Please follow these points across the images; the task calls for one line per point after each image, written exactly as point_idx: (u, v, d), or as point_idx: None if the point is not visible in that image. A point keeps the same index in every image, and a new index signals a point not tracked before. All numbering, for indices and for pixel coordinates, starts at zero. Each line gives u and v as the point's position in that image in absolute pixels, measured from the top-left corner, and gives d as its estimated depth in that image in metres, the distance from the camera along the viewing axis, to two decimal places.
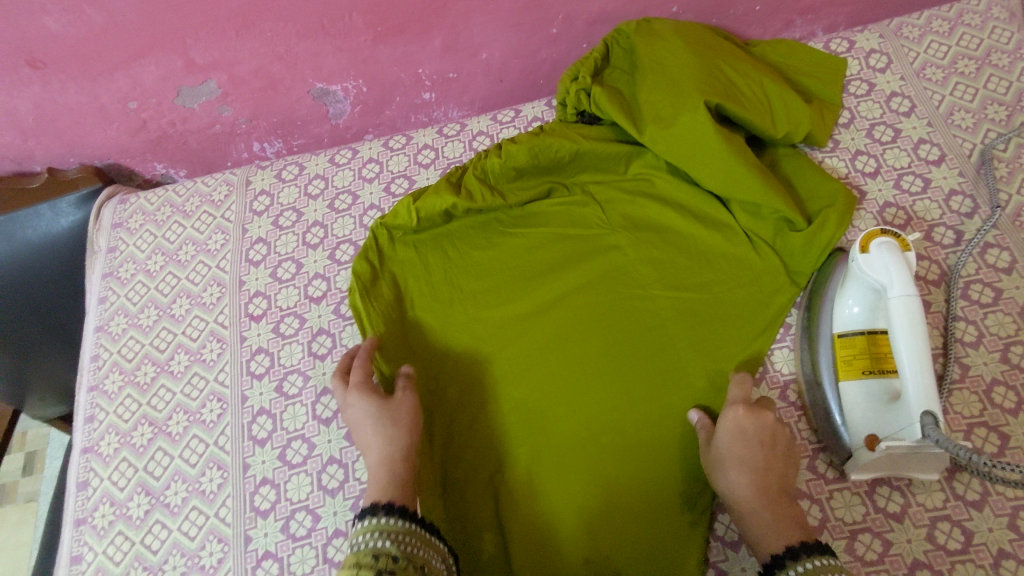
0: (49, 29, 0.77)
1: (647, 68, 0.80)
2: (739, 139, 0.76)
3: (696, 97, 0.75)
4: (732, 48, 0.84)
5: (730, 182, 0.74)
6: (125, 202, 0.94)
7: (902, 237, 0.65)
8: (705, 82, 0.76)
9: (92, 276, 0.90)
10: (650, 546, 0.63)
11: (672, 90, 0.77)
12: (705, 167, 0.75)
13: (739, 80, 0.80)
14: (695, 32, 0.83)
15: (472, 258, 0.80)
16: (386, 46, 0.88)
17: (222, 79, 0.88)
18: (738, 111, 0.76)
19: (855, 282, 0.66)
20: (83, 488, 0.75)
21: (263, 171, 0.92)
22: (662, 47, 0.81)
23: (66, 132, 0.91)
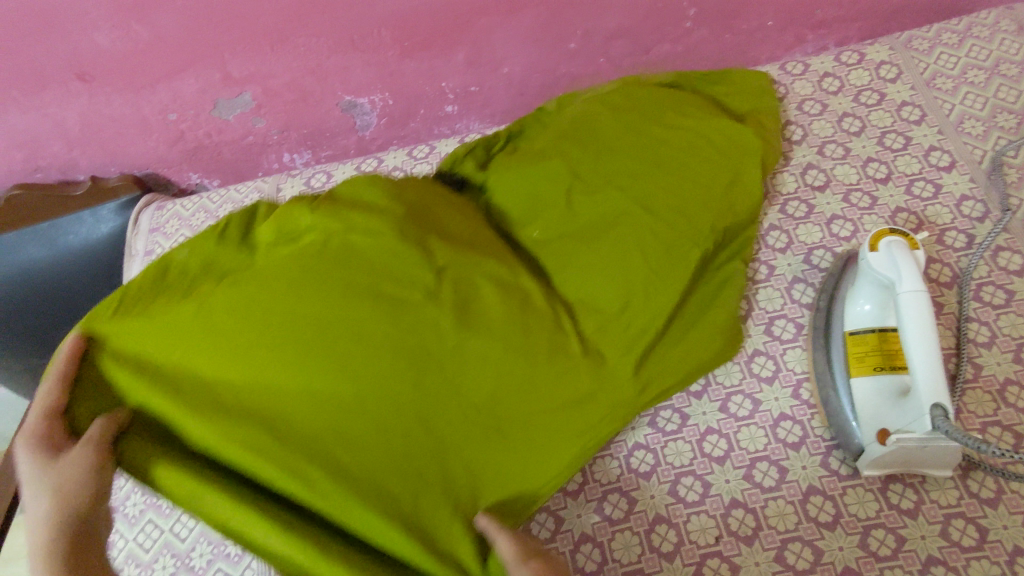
0: (100, 43, 0.82)
1: (574, 135, 0.78)
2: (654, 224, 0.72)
3: (616, 179, 0.72)
4: (677, 95, 0.83)
5: (648, 245, 0.69)
6: (162, 208, 0.98)
7: (911, 236, 0.67)
8: (633, 158, 0.74)
9: (130, 278, 0.94)
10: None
11: (604, 163, 0.74)
12: (606, 241, 0.69)
13: (675, 134, 0.77)
14: (617, 102, 0.82)
15: (245, 316, 0.59)
16: (412, 60, 0.92)
17: (257, 91, 0.92)
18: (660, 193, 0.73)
19: (866, 280, 0.68)
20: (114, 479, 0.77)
21: (293, 179, 0.96)
22: (610, 115, 0.79)
23: (109, 142, 0.96)
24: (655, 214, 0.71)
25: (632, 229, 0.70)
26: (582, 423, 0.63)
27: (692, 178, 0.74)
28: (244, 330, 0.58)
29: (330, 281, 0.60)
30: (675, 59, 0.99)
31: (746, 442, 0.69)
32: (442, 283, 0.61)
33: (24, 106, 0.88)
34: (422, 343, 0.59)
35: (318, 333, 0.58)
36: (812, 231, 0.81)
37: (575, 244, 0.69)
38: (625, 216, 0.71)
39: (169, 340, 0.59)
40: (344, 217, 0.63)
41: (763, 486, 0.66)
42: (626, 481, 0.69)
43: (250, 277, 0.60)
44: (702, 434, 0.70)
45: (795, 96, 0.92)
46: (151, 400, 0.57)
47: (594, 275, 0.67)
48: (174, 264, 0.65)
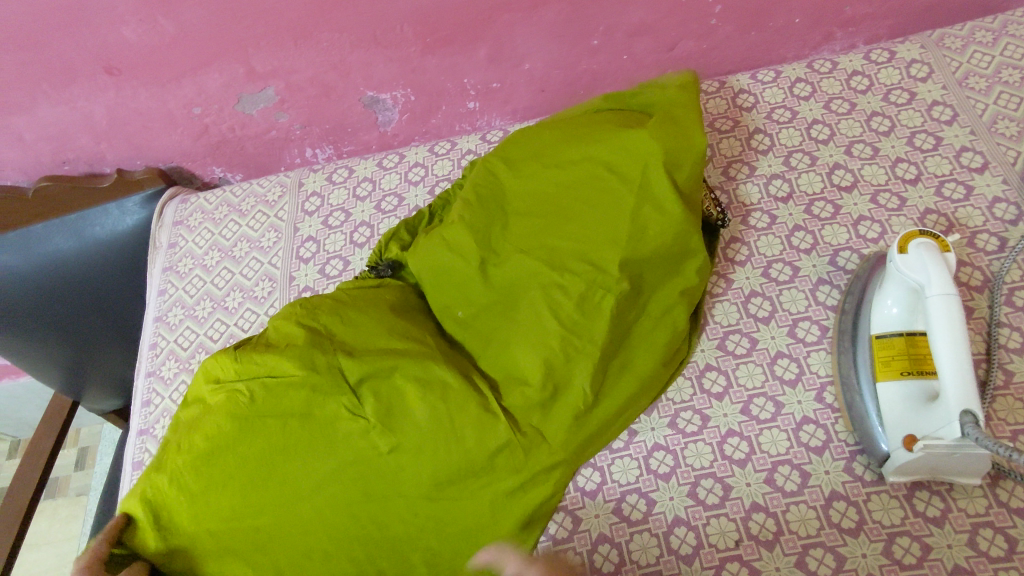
0: (127, 38, 0.83)
1: (484, 204, 0.76)
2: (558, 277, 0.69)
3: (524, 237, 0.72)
4: (580, 129, 0.78)
5: (558, 304, 0.68)
6: (186, 202, 0.99)
7: (941, 238, 0.65)
8: (537, 212, 0.74)
9: (153, 270, 0.95)
10: None
11: (522, 228, 0.73)
12: (524, 308, 0.70)
13: (580, 170, 0.74)
14: (532, 146, 0.79)
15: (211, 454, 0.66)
16: (434, 56, 0.92)
17: (280, 86, 0.93)
18: (563, 247, 0.71)
19: (895, 283, 0.66)
20: (138, 468, 0.78)
21: (315, 174, 0.97)
22: (516, 175, 0.77)
23: (134, 136, 0.97)
24: (564, 282, 0.68)
25: (539, 295, 0.69)
26: (525, 481, 0.65)
27: (603, 216, 0.71)
28: (217, 466, 0.65)
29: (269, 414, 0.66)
30: (700, 56, 0.98)
31: (768, 446, 0.68)
32: (362, 397, 0.66)
33: (52, 100, 0.89)
34: (360, 454, 0.64)
35: (274, 456, 0.65)
36: (839, 232, 0.79)
37: (497, 318, 0.72)
38: (540, 289, 0.69)
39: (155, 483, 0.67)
40: (263, 363, 0.69)
41: (785, 491, 0.65)
42: (644, 482, 0.68)
43: (206, 423, 0.68)
44: (723, 436, 0.69)
45: (822, 95, 0.90)
46: (161, 546, 0.65)
47: (518, 352, 0.69)
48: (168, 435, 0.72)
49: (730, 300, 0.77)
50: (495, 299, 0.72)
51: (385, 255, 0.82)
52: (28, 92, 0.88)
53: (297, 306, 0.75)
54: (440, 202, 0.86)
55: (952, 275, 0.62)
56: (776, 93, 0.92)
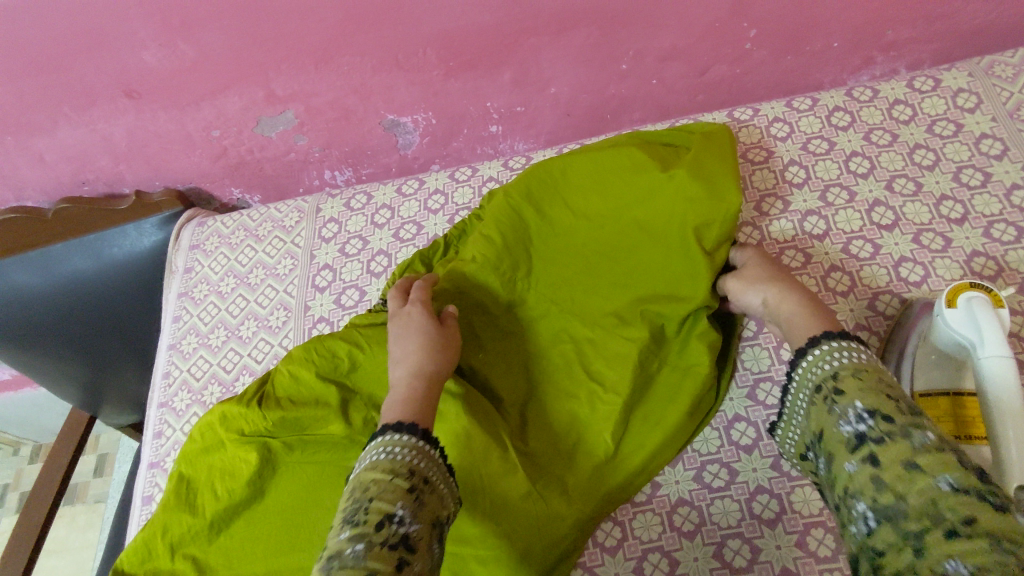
0: (146, 62, 0.82)
1: (509, 246, 0.73)
2: (587, 329, 0.70)
3: (551, 281, 0.72)
4: (608, 168, 0.75)
5: (586, 354, 0.69)
6: (203, 224, 0.98)
7: (994, 292, 0.61)
8: (564, 258, 0.73)
9: (169, 295, 0.94)
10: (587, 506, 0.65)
11: (551, 280, 0.72)
12: (552, 357, 0.70)
13: (609, 221, 0.74)
14: (555, 181, 0.77)
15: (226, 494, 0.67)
16: (457, 80, 0.90)
17: (300, 110, 0.91)
18: (591, 300, 0.71)
19: (942, 338, 0.62)
20: (147, 502, 0.78)
21: (333, 199, 0.95)
22: (543, 221, 0.75)
23: (154, 157, 0.96)
24: (587, 336, 0.70)
25: (569, 349, 0.70)
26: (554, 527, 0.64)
27: (630, 269, 0.71)
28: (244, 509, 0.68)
29: (298, 461, 0.68)
30: (732, 81, 0.94)
31: (800, 505, 0.65)
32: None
33: (72, 122, 0.88)
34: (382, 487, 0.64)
35: (299, 499, 0.67)
36: (878, 274, 0.75)
37: (525, 358, 0.71)
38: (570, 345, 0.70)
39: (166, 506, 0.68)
40: (290, 409, 0.69)
41: (818, 556, 0.62)
42: (668, 540, 0.65)
43: (224, 466, 0.69)
44: (751, 493, 0.66)
45: (862, 125, 0.86)
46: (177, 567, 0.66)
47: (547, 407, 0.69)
48: (184, 472, 0.71)
49: (761, 344, 0.74)
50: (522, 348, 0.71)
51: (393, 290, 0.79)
52: (48, 115, 0.87)
53: (310, 346, 0.72)
54: (457, 230, 0.83)
55: (1006, 334, 0.58)
56: (812, 121, 0.88)
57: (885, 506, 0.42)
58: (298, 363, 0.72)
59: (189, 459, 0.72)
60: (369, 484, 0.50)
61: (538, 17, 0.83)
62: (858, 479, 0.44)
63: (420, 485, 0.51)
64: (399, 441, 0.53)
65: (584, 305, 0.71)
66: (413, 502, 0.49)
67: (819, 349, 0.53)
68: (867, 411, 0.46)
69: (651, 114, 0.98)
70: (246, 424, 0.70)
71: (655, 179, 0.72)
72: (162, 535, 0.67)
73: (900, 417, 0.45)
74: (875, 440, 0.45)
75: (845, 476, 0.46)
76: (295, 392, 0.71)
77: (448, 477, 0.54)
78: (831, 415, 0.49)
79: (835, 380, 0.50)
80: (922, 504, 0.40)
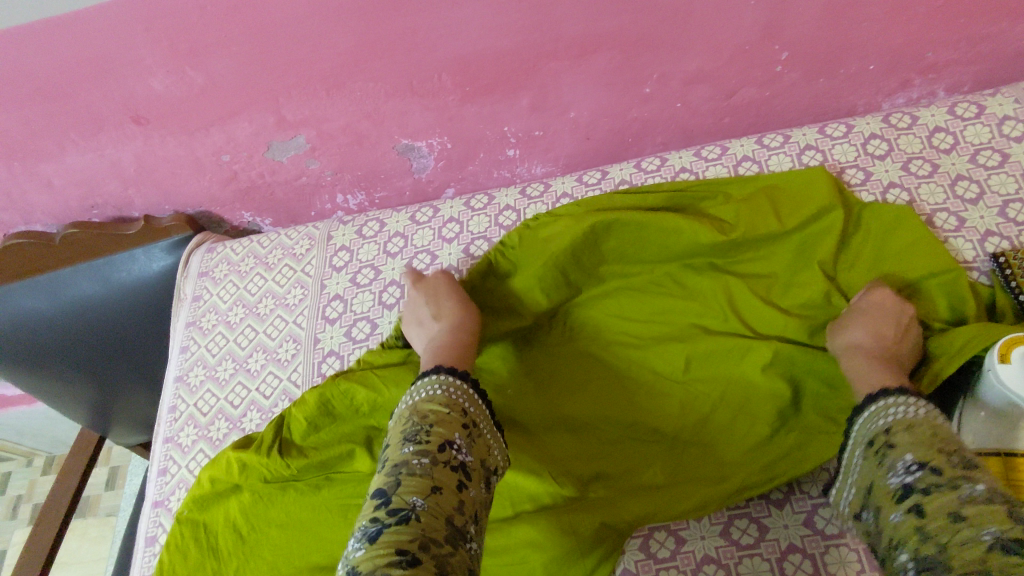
0: (155, 88, 0.80)
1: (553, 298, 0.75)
2: (629, 376, 0.72)
3: (595, 324, 0.76)
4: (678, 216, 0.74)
5: (629, 395, 0.71)
6: (212, 250, 0.95)
7: None
8: (609, 304, 0.76)
9: (178, 324, 0.92)
10: (645, 511, 0.64)
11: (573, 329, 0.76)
12: (592, 394, 0.72)
13: (646, 274, 0.76)
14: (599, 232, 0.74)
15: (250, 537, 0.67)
16: (473, 105, 0.86)
17: (311, 134, 0.88)
18: (626, 343, 0.74)
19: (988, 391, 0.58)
20: (151, 543, 0.75)
21: (345, 227, 0.92)
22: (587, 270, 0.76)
23: (163, 181, 0.94)
24: (655, 392, 0.70)
25: (637, 402, 0.70)
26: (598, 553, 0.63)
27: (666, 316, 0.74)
28: (266, 549, 0.67)
29: (328, 499, 0.67)
30: (761, 104, 0.90)
31: (836, 568, 0.61)
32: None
33: (80, 147, 0.86)
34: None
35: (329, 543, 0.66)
36: None
37: (562, 394, 0.72)
38: (650, 403, 0.70)
39: (184, 546, 0.68)
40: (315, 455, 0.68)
41: None
42: None
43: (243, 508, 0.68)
44: (782, 552, 0.62)
45: (900, 154, 0.82)
46: None
47: (625, 463, 0.67)
48: (199, 517, 0.70)
49: None
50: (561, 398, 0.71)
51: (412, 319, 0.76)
52: (56, 141, 0.85)
53: (329, 385, 0.70)
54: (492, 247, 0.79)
55: None
56: (847, 150, 0.83)
57: (924, 556, 0.43)
58: (319, 411, 0.69)
59: (201, 503, 0.70)
60: (428, 409, 0.54)
61: (558, 41, 0.80)
62: (901, 527, 0.46)
63: (473, 425, 0.54)
64: (454, 382, 0.57)
65: (623, 352, 0.73)
66: (469, 437, 0.53)
67: (880, 403, 0.55)
68: (917, 463, 0.48)
69: (675, 138, 0.94)
70: (268, 471, 0.68)
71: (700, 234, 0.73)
72: None
73: (950, 470, 0.46)
74: (922, 490, 0.46)
75: (892, 526, 0.47)
76: (316, 436, 0.69)
77: (495, 429, 0.58)
78: (882, 468, 0.50)
79: (889, 435, 0.52)
80: (962, 533, 0.42)
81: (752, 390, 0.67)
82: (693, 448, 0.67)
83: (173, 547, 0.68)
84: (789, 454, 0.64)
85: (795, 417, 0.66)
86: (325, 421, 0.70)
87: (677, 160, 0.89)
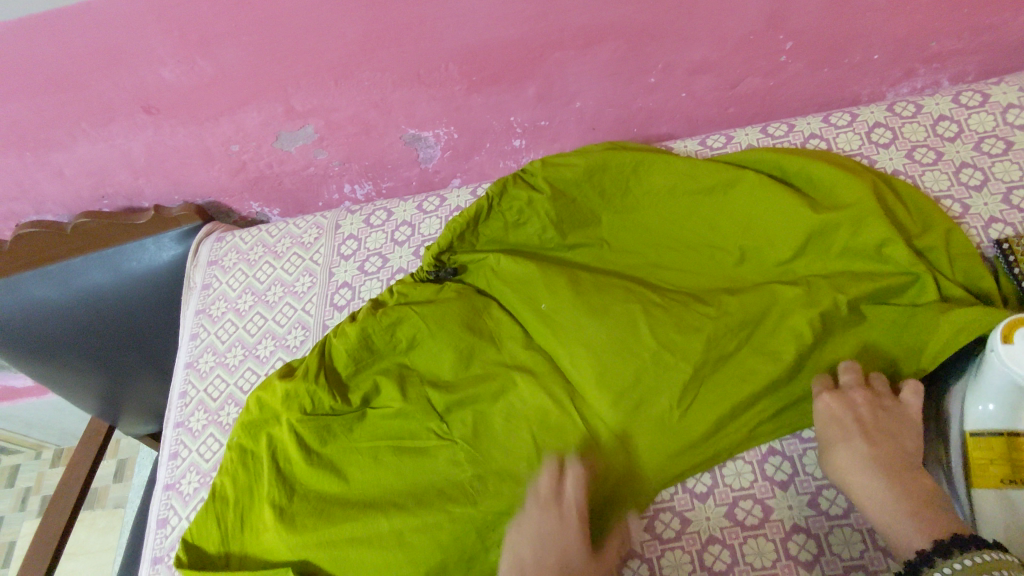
0: (165, 78, 0.81)
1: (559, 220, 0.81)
2: (647, 297, 0.72)
3: (590, 244, 0.81)
4: (734, 180, 0.77)
5: (654, 318, 0.70)
6: (221, 240, 0.96)
7: None
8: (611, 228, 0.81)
9: (187, 311, 0.93)
10: (670, 452, 0.66)
11: (585, 304, 0.72)
12: (615, 311, 0.71)
13: (641, 210, 0.81)
14: (604, 173, 0.82)
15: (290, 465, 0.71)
16: (480, 95, 0.87)
17: (320, 124, 0.89)
18: (630, 267, 0.78)
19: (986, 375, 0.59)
20: (162, 525, 0.77)
21: (353, 216, 0.93)
22: (603, 254, 0.80)
23: (173, 171, 0.95)
24: (680, 350, 0.68)
25: (653, 377, 0.67)
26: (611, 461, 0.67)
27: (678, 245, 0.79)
28: (306, 480, 0.70)
29: (365, 434, 0.72)
30: (765, 94, 0.90)
31: (839, 547, 0.62)
32: (452, 423, 0.71)
33: (91, 137, 0.87)
34: (442, 487, 0.68)
35: (365, 479, 0.69)
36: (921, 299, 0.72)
37: (576, 312, 0.72)
38: (675, 364, 0.67)
39: (228, 474, 0.72)
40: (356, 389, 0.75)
41: None
42: None
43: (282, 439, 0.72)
44: (787, 532, 0.64)
45: (904, 142, 0.82)
46: (220, 551, 0.69)
47: (639, 402, 0.67)
48: (246, 444, 0.73)
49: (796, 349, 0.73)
50: (559, 374, 0.72)
51: (448, 257, 0.82)
52: (67, 130, 0.86)
53: (375, 314, 0.76)
54: (520, 201, 0.82)
55: None
56: (851, 138, 0.84)
57: None
58: (364, 346, 0.75)
59: (248, 431, 0.74)
60: None
61: (563, 31, 0.80)
62: None
63: None
64: None
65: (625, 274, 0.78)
66: None
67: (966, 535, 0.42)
68: None
69: (680, 128, 0.95)
70: (309, 401, 0.72)
71: (698, 168, 0.79)
72: (234, 511, 0.70)
73: None
74: None
75: None
76: (357, 369, 0.75)
77: None
78: None
79: None
80: None
81: (769, 349, 0.68)
82: (709, 385, 0.67)
83: (222, 474, 0.72)
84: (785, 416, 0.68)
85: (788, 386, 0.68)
86: (364, 356, 0.76)
87: (681, 149, 0.89)
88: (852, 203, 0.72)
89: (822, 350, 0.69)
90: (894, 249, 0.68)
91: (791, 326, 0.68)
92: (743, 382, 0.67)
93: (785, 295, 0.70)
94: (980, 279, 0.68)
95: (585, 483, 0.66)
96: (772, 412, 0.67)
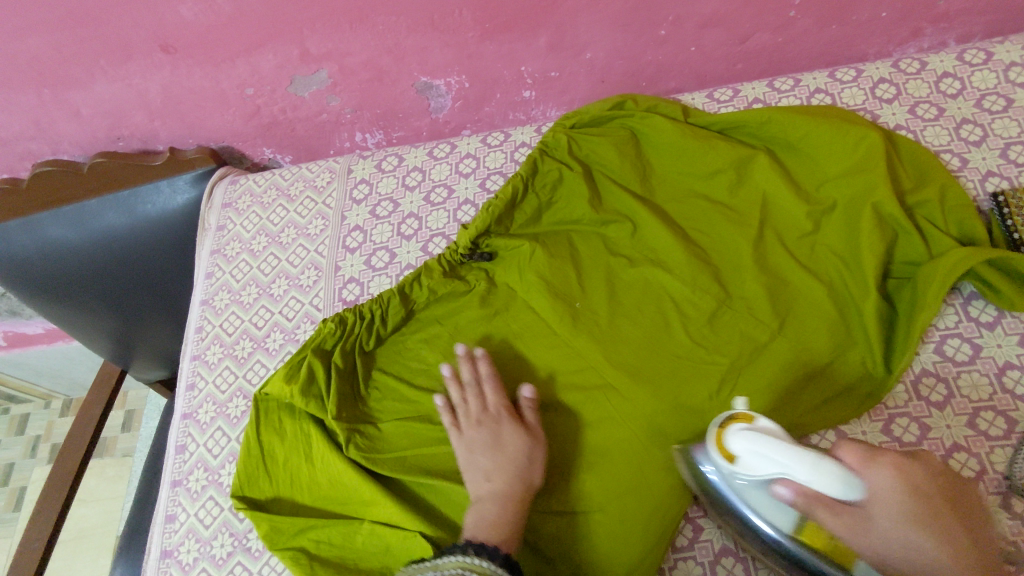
0: (183, 17, 0.82)
1: (571, 190, 0.82)
2: (663, 273, 0.74)
3: (617, 215, 0.80)
4: (766, 159, 0.77)
5: (680, 309, 0.72)
6: (235, 183, 0.99)
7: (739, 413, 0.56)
8: (621, 199, 0.80)
9: (202, 251, 0.96)
10: (688, 430, 0.66)
11: (619, 304, 0.74)
12: (628, 296, 0.74)
13: (664, 191, 0.81)
14: (628, 145, 0.82)
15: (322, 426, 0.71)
16: (492, 43, 0.88)
17: (333, 69, 0.91)
18: (663, 238, 0.75)
19: (752, 490, 0.56)
20: (181, 451, 0.80)
21: (365, 161, 0.95)
22: (632, 229, 0.78)
23: (188, 115, 0.96)
24: (716, 345, 0.69)
25: (690, 372, 0.68)
26: (625, 439, 0.67)
27: (704, 223, 0.77)
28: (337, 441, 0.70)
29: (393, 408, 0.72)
30: (774, 50, 0.92)
31: None
32: None
33: (109, 76, 0.89)
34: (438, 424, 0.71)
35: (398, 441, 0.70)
36: (947, 313, 0.70)
37: (604, 297, 0.74)
38: (711, 359, 0.69)
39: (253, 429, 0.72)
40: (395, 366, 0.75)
41: None
42: (693, 506, 0.67)
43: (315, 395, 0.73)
44: None
45: (907, 98, 0.84)
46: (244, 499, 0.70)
47: (657, 378, 0.69)
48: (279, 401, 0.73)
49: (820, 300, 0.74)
50: (599, 365, 0.70)
51: (483, 240, 0.80)
52: (86, 68, 0.87)
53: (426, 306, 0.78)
54: (552, 177, 0.83)
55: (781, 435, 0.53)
56: (856, 94, 0.86)
57: None
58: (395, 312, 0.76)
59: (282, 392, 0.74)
60: None
61: None
62: None
63: None
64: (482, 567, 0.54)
65: (650, 248, 0.77)
66: None
67: None
68: None
69: (688, 83, 0.97)
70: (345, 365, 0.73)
71: (719, 142, 0.79)
72: (264, 461, 0.71)
73: None
74: None
75: None
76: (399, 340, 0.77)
77: None
78: None
79: None
80: None
81: (774, 324, 0.69)
82: (716, 362, 0.68)
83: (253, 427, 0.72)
84: (807, 395, 0.67)
85: (812, 365, 0.67)
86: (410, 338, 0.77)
87: (689, 100, 0.91)
88: (841, 171, 0.74)
89: (834, 313, 0.69)
90: (888, 208, 0.70)
91: (798, 312, 0.70)
92: (753, 357, 0.68)
93: (792, 271, 0.72)
94: (975, 229, 0.70)
95: (630, 479, 0.65)
96: (788, 391, 0.67)
